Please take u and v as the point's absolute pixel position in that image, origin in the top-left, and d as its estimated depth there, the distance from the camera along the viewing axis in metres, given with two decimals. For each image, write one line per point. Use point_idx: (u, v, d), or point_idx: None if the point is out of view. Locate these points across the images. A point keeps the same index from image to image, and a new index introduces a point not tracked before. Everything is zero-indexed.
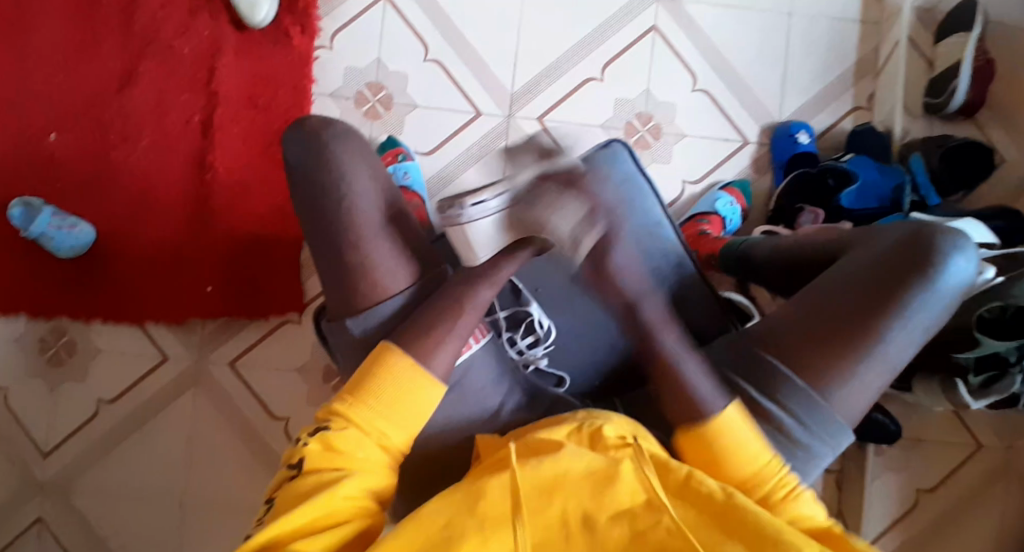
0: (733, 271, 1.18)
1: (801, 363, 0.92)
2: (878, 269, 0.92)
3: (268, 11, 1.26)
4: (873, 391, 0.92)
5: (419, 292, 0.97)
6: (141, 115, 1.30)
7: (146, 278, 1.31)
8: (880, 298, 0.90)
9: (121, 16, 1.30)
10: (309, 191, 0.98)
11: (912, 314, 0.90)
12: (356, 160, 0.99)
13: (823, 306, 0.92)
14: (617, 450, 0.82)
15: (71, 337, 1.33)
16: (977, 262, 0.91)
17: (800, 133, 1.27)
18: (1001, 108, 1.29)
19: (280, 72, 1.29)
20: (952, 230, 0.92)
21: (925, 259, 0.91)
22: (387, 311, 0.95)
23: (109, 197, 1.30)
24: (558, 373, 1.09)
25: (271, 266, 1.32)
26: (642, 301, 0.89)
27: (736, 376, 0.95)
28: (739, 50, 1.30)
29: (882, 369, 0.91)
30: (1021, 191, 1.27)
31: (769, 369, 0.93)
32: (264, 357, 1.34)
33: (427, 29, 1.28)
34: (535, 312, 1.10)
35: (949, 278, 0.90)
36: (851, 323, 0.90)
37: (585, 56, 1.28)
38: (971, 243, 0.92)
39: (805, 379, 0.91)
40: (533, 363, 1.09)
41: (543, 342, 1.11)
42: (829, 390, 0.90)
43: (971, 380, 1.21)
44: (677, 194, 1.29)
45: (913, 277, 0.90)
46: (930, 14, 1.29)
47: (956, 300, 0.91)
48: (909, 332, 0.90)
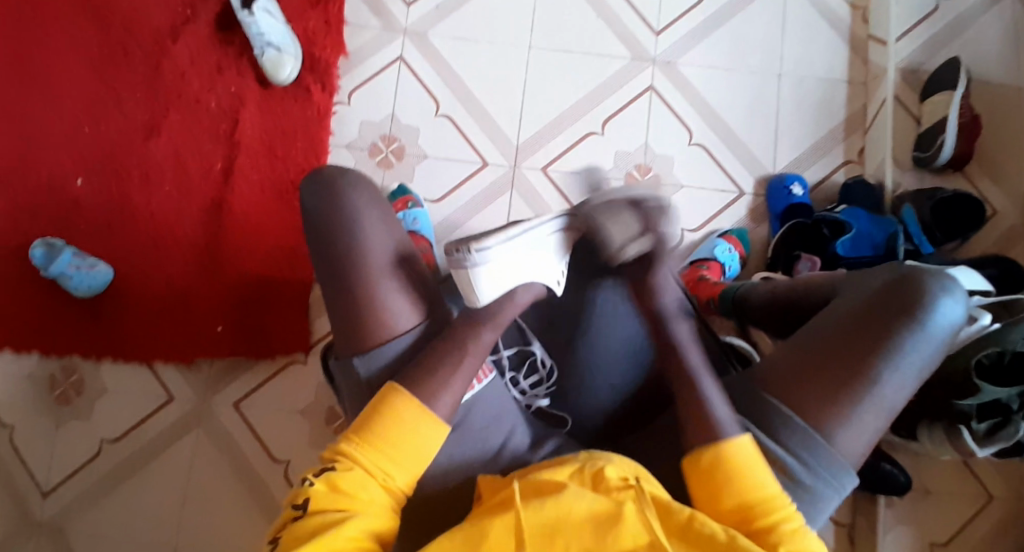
0: (733, 315, 1.21)
1: (798, 404, 0.90)
2: (868, 309, 0.92)
3: (291, 70, 1.34)
4: (872, 431, 0.90)
5: (427, 333, 1.00)
6: (164, 164, 1.38)
7: (161, 318, 1.37)
8: (871, 337, 0.90)
9: (152, 72, 1.39)
10: (318, 232, 1.01)
11: (905, 354, 0.89)
12: (365, 198, 1.03)
13: (816, 345, 0.92)
14: (619, 492, 0.79)
15: (81, 376, 1.38)
16: (965, 303, 0.91)
17: (794, 185, 1.31)
18: (990, 161, 1.32)
19: (299, 125, 1.36)
20: (940, 273, 0.93)
21: (914, 300, 0.91)
22: (392, 352, 0.97)
23: (127, 242, 1.37)
24: (561, 414, 1.05)
25: (282, 307, 1.38)
26: (669, 315, 0.94)
27: (735, 415, 0.94)
28: (730, 109, 1.35)
29: (878, 409, 0.89)
30: (1010, 241, 1.31)
31: (768, 407, 0.92)
32: (268, 398, 1.38)
33: (438, 85, 1.36)
34: (540, 351, 1.08)
35: (939, 318, 0.90)
36: (846, 362, 0.89)
37: (587, 111, 1.34)
38: (959, 286, 0.92)
39: (805, 418, 0.90)
40: (536, 404, 1.06)
41: (547, 382, 1.08)
42: (827, 431, 0.89)
43: (975, 426, 1.20)
44: (676, 241, 1.33)
45: (902, 316, 0.90)
46: (915, 75, 1.33)
47: (947, 342, 0.91)
48: (902, 375, 0.89)
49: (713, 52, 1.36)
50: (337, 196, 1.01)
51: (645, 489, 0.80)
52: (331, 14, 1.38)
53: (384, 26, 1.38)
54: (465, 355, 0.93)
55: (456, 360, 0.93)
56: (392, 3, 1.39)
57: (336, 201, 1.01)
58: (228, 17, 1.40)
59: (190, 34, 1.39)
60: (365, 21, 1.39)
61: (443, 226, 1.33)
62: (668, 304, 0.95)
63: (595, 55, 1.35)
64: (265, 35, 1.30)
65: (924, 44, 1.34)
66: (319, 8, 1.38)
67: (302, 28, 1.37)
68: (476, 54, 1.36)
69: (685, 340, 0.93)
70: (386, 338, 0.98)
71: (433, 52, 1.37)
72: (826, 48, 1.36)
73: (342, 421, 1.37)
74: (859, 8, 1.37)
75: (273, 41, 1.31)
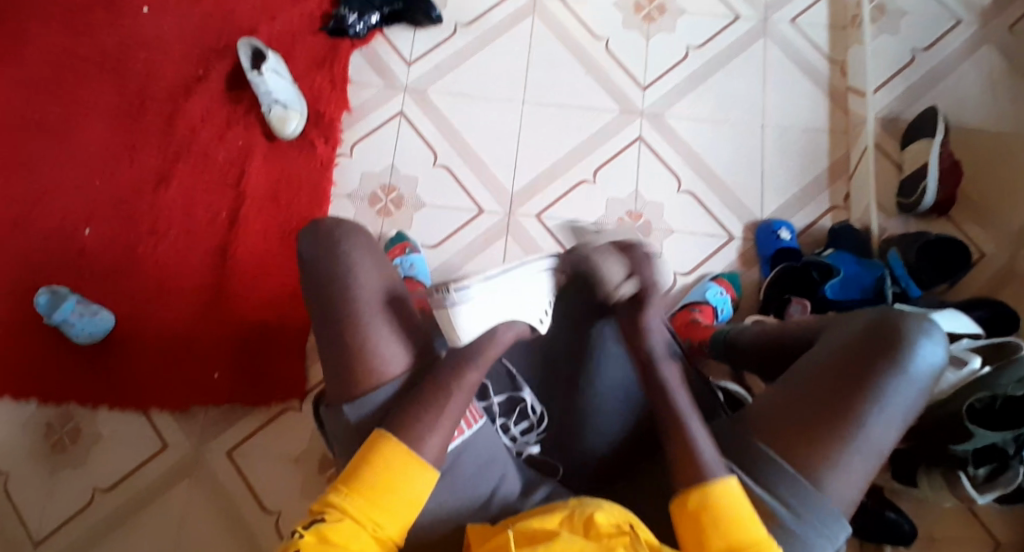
0: (723, 357, 1.19)
1: (787, 449, 0.91)
2: (851, 353, 0.92)
3: (296, 125, 1.40)
4: (860, 477, 0.90)
5: (410, 382, 0.99)
6: (171, 214, 1.43)
7: (159, 364, 1.39)
8: (855, 382, 0.90)
9: (164, 128, 1.46)
10: (316, 282, 1.02)
11: (889, 397, 0.90)
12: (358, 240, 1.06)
13: (803, 392, 0.92)
14: (611, 539, 0.83)
15: (77, 423, 1.38)
16: (947, 344, 0.92)
17: (781, 230, 1.35)
18: (973, 204, 1.35)
19: (302, 175, 1.42)
20: (919, 315, 0.94)
21: (895, 342, 0.92)
22: (377, 400, 0.98)
23: (131, 289, 1.41)
24: (553, 462, 1.08)
25: (278, 354, 1.39)
26: (657, 358, 0.98)
27: (724, 461, 0.94)
28: (719, 157, 1.40)
29: (866, 454, 0.89)
30: (1001, 283, 1.32)
31: (758, 455, 0.92)
32: (260, 446, 1.37)
33: (436, 138, 1.41)
34: (529, 397, 1.12)
35: (920, 361, 0.91)
36: (832, 409, 0.90)
37: (579, 161, 1.39)
38: (939, 327, 0.93)
39: (794, 464, 0.90)
40: (526, 451, 1.09)
41: (537, 428, 1.12)
42: (817, 477, 0.89)
43: (973, 472, 1.20)
44: (669, 284, 1.36)
45: (886, 359, 0.91)
46: (894, 123, 1.39)
47: (930, 383, 0.92)
48: (888, 416, 0.90)
49: (699, 106, 1.41)
50: (334, 246, 1.02)
51: (639, 534, 0.84)
52: (335, 73, 1.44)
53: (386, 83, 1.44)
54: (451, 398, 0.95)
55: (443, 406, 0.95)
56: (393, 62, 1.45)
57: (333, 251, 1.02)
58: (238, 77, 1.47)
59: (202, 92, 1.46)
60: (368, 79, 1.45)
61: (440, 270, 1.37)
62: (657, 348, 0.98)
63: (585, 108, 1.41)
64: (273, 94, 1.38)
65: (901, 95, 1.40)
66: (324, 67, 1.44)
67: (309, 87, 1.44)
68: (474, 107, 1.42)
69: (674, 383, 0.96)
70: (378, 385, 0.99)
71: (432, 108, 1.43)
72: (807, 101, 1.41)
73: (333, 469, 1.36)
74: (838, 63, 1.43)
75: (280, 98, 1.39)
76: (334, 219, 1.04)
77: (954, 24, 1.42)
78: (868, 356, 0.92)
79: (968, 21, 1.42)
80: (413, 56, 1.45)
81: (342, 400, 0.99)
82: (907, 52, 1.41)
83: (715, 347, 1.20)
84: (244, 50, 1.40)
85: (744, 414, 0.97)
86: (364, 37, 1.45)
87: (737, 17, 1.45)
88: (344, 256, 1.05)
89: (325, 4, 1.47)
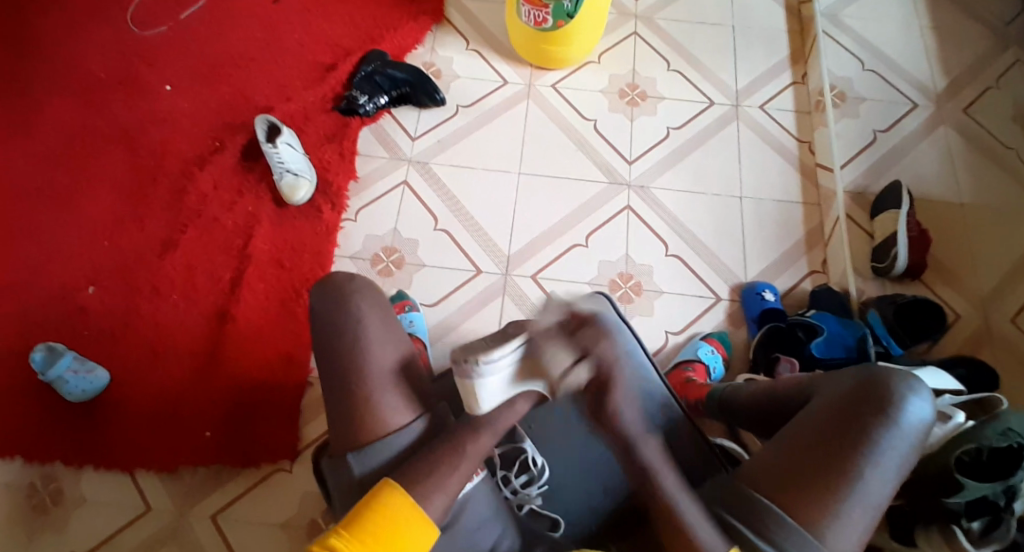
0: (716, 415, 1.22)
1: (785, 503, 0.93)
2: (845, 410, 0.96)
3: (306, 192, 1.49)
4: (860, 530, 0.92)
5: (413, 428, 1.01)
6: (175, 276, 1.45)
7: (148, 425, 1.35)
8: (849, 438, 0.94)
9: (177, 195, 1.52)
10: (324, 334, 1.05)
11: (882, 453, 0.93)
12: (367, 298, 1.08)
13: (802, 447, 0.96)
14: None
15: (60, 484, 1.33)
16: (933, 401, 0.96)
17: (765, 291, 1.42)
18: (944, 268, 1.42)
19: (308, 239, 1.48)
20: (904, 375, 0.98)
21: (884, 400, 0.96)
22: (387, 448, 0.99)
23: (129, 348, 1.40)
24: (552, 514, 1.10)
25: (273, 417, 1.36)
26: (636, 439, 0.98)
27: (729, 515, 0.96)
28: (703, 228, 1.49)
29: (864, 507, 0.92)
30: (979, 341, 1.36)
31: (759, 509, 0.94)
32: (246, 511, 1.32)
33: (437, 207, 1.50)
34: (530, 449, 1.13)
35: (909, 417, 0.95)
36: (828, 464, 0.93)
37: (572, 228, 1.48)
38: (925, 385, 0.97)
39: (795, 518, 0.92)
40: (527, 503, 1.11)
41: (537, 481, 1.13)
42: (818, 529, 0.91)
43: (967, 525, 1.11)
44: (661, 342, 1.41)
45: (876, 415, 0.95)
46: (862, 196, 1.49)
47: (920, 440, 0.96)
48: (881, 470, 0.93)
49: (681, 180, 1.53)
50: (343, 297, 1.06)
51: None
52: (345, 147, 1.55)
53: (391, 155, 1.55)
54: (458, 456, 0.97)
55: (454, 467, 0.96)
56: (398, 137, 1.57)
57: (342, 303, 1.06)
58: (252, 149, 1.56)
59: (218, 162, 1.54)
60: (375, 152, 1.56)
61: (438, 327, 1.41)
62: (632, 426, 0.98)
63: (575, 180, 1.52)
64: (285, 163, 1.47)
65: (866, 170, 1.52)
66: (335, 141, 1.55)
67: (319, 158, 1.54)
68: (472, 178, 1.52)
69: (658, 463, 0.97)
70: (381, 435, 1.00)
71: (434, 178, 1.53)
72: (781, 178, 1.54)
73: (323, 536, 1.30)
74: (805, 142, 1.57)
75: (291, 168, 1.47)
76: (346, 274, 1.09)
77: (910, 108, 1.57)
78: (856, 415, 0.96)
79: (924, 105, 1.57)
80: (418, 132, 1.57)
81: (346, 451, 1.01)
82: (869, 134, 1.55)
83: (708, 405, 1.24)
84: (260, 125, 1.49)
85: (743, 468, 0.99)
86: (373, 116, 1.58)
87: (711, 103, 1.60)
88: (346, 289, 1.07)
89: (338, 87, 1.61)
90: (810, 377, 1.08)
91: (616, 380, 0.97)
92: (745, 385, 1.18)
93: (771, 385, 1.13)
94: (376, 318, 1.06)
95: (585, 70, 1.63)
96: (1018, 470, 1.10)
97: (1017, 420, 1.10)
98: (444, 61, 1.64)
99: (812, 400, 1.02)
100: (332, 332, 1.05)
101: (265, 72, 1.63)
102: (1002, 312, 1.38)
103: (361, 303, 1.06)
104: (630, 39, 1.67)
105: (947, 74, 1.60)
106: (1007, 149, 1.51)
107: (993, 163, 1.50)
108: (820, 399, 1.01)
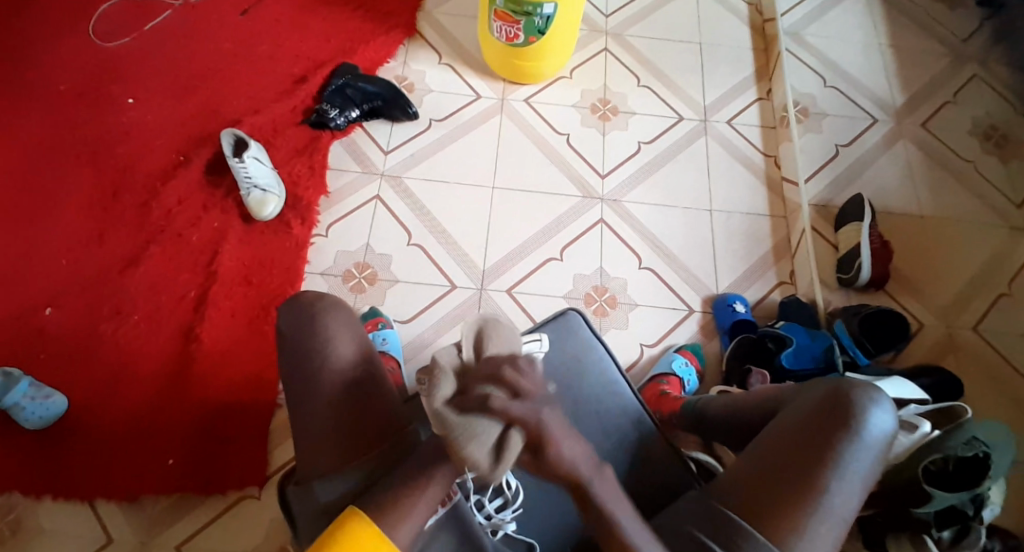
0: (689, 428, 1.22)
1: (756, 518, 0.94)
2: (808, 424, 0.98)
3: (275, 207, 1.45)
4: (829, 541, 0.93)
5: (399, 448, 0.99)
6: (138, 294, 1.40)
7: (108, 452, 1.29)
8: (815, 453, 0.95)
9: (139, 211, 1.47)
10: (299, 355, 1.02)
11: (847, 466, 0.95)
12: (342, 323, 1.04)
13: (772, 461, 0.97)
14: None
15: (14, 516, 1.26)
16: (895, 413, 0.98)
17: (736, 303, 1.44)
18: (904, 280, 1.47)
19: (277, 255, 1.45)
20: (866, 386, 1.00)
21: (849, 412, 0.98)
22: (365, 472, 0.97)
23: (90, 370, 1.34)
24: (526, 538, 1.07)
25: (242, 438, 1.32)
26: (591, 477, 0.79)
27: (705, 534, 0.94)
28: (674, 241, 1.51)
29: (832, 521, 0.93)
30: (940, 350, 1.41)
31: (730, 524, 0.94)
32: (208, 543, 1.26)
33: (411, 221, 1.49)
34: (504, 473, 1.07)
35: (871, 428, 0.97)
36: (795, 479, 0.94)
37: (544, 243, 1.48)
38: (886, 397, 0.99)
39: (766, 532, 0.92)
40: (501, 528, 1.05)
41: (511, 505, 1.07)
42: (790, 543, 0.92)
43: (938, 535, 1.14)
44: (637, 355, 1.41)
45: (841, 428, 0.96)
46: (826, 208, 1.54)
47: (883, 452, 0.97)
48: (848, 481, 0.95)
49: (653, 192, 1.55)
50: (316, 319, 1.04)
51: None
52: (316, 161, 1.52)
53: (364, 170, 1.53)
54: (428, 484, 0.92)
55: (420, 493, 0.92)
56: (371, 151, 1.55)
57: (315, 328, 1.03)
58: (218, 163, 1.52)
59: (182, 177, 1.49)
60: (346, 166, 1.53)
61: (412, 344, 1.40)
62: (595, 470, 0.89)
63: (548, 194, 1.53)
64: (253, 178, 1.44)
65: (830, 185, 1.56)
66: (306, 155, 1.53)
67: (288, 173, 1.51)
68: (445, 193, 1.51)
69: (613, 498, 0.82)
70: (356, 462, 0.97)
71: (406, 192, 1.51)
72: (749, 191, 1.57)
73: None
74: (771, 157, 1.61)
75: (260, 183, 1.44)
76: (314, 293, 1.07)
77: (871, 123, 1.62)
78: (821, 430, 0.97)
79: (883, 120, 1.63)
80: (390, 146, 1.56)
81: (316, 480, 0.98)
82: (832, 148, 1.59)
83: (683, 417, 1.24)
84: (227, 139, 1.46)
85: (717, 483, 1.00)
86: (344, 129, 1.56)
87: (680, 118, 1.63)
88: (322, 314, 1.04)
89: (308, 100, 1.59)
90: (779, 388, 1.09)
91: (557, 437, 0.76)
92: (722, 398, 1.18)
93: (744, 398, 1.13)
94: (353, 336, 1.04)
95: (556, 85, 1.64)
96: (984, 479, 1.11)
97: (981, 429, 1.12)
98: (416, 75, 1.63)
99: (779, 415, 1.03)
100: (309, 354, 1.02)
101: (232, 84, 1.59)
102: (964, 322, 1.43)
103: (334, 326, 1.03)
104: (601, 55, 1.69)
105: (906, 90, 1.66)
106: (965, 162, 1.57)
107: (951, 177, 1.56)
108: (787, 413, 1.02)
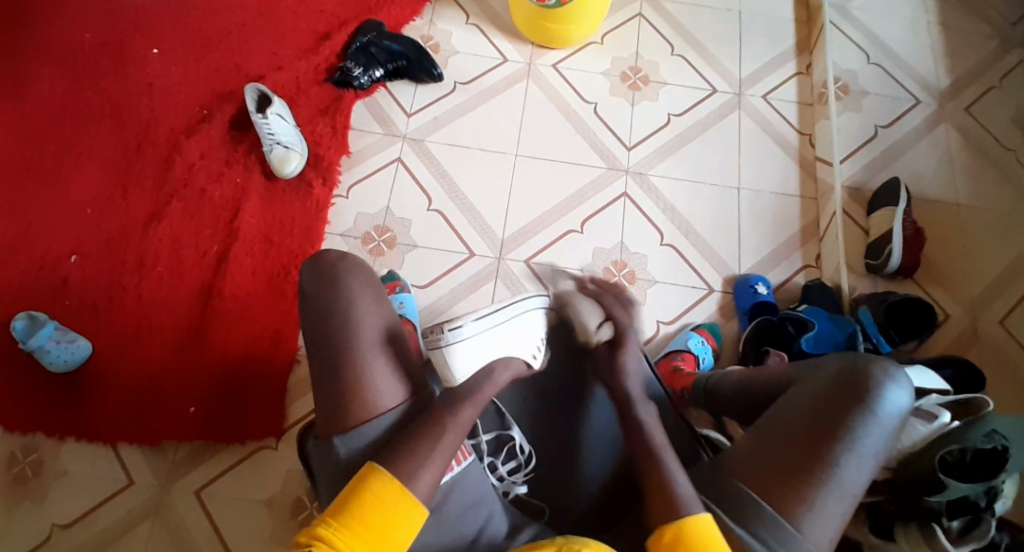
0: (701, 406, 1.21)
1: (764, 494, 0.91)
2: (823, 400, 0.95)
3: (296, 165, 1.45)
4: (839, 519, 0.91)
5: (409, 415, 0.99)
6: (160, 248, 1.42)
7: (127, 400, 1.33)
8: (829, 430, 0.93)
9: (163, 164, 1.48)
10: (315, 320, 1.01)
11: (861, 442, 0.92)
12: (363, 287, 1.03)
13: (784, 434, 0.94)
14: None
15: (40, 455, 1.31)
16: (911, 391, 0.95)
17: (758, 284, 1.41)
18: (934, 268, 1.43)
19: (297, 213, 1.45)
20: (884, 363, 0.97)
21: (862, 390, 0.95)
22: (373, 432, 0.97)
23: (114, 319, 1.37)
24: (537, 503, 1.06)
25: (260, 392, 1.34)
26: (635, 401, 1.01)
27: (717, 509, 0.92)
28: (698, 217, 1.48)
29: (841, 497, 0.91)
30: (966, 342, 1.37)
31: (735, 497, 0.92)
32: (230, 488, 1.30)
33: (432, 186, 1.47)
34: (519, 435, 1.09)
35: (887, 405, 0.94)
36: (807, 454, 0.92)
37: (566, 214, 1.46)
38: (904, 375, 0.97)
39: (775, 507, 0.90)
40: (513, 491, 1.06)
41: (524, 468, 1.08)
42: (799, 518, 0.89)
43: (947, 524, 1.09)
44: (653, 332, 1.40)
45: (856, 404, 0.94)
46: (860, 191, 1.48)
47: (899, 430, 0.95)
48: (861, 458, 0.92)
49: (679, 166, 1.51)
50: (335, 282, 1.02)
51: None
52: (338, 120, 1.51)
53: (385, 131, 1.52)
54: (446, 432, 0.94)
55: (436, 448, 0.93)
56: (393, 112, 1.53)
57: (334, 284, 1.02)
58: (241, 119, 1.52)
59: (206, 132, 1.50)
60: (368, 127, 1.52)
61: (428, 309, 1.40)
62: (634, 392, 1.02)
63: (574, 165, 1.50)
64: (275, 135, 1.43)
65: (865, 167, 1.51)
66: (328, 114, 1.52)
67: (311, 131, 1.50)
68: (467, 158, 1.50)
69: (652, 422, 0.98)
70: (370, 418, 0.97)
71: (429, 157, 1.50)
72: (780, 169, 1.52)
73: (308, 514, 1.29)
74: (805, 135, 1.56)
75: (282, 140, 1.44)
76: (337, 252, 1.05)
77: (913, 104, 1.56)
78: (835, 405, 0.94)
79: (926, 101, 1.56)
80: (413, 108, 1.54)
81: (333, 434, 0.98)
82: (870, 128, 1.54)
83: (696, 394, 1.22)
84: (250, 94, 1.45)
85: (726, 459, 0.97)
86: (367, 89, 1.54)
87: (713, 91, 1.58)
88: (337, 279, 1.02)
89: (332, 57, 1.57)
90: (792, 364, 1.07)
91: (629, 349, 1.07)
92: (734, 375, 1.16)
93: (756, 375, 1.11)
94: (366, 300, 1.02)
95: (587, 51, 1.60)
96: (999, 473, 1.07)
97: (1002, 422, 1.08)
98: (443, 35, 1.60)
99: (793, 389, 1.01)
100: (320, 321, 1.01)
101: (257, 39, 1.58)
102: (992, 315, 1.39)
103: (353, 286, 1.02)
104: (635, 21, 1.64)
105: (951, 71, 1.59)
106: (1007, 151, 1.51)
107: (991, 166, 1.49)
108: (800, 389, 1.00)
